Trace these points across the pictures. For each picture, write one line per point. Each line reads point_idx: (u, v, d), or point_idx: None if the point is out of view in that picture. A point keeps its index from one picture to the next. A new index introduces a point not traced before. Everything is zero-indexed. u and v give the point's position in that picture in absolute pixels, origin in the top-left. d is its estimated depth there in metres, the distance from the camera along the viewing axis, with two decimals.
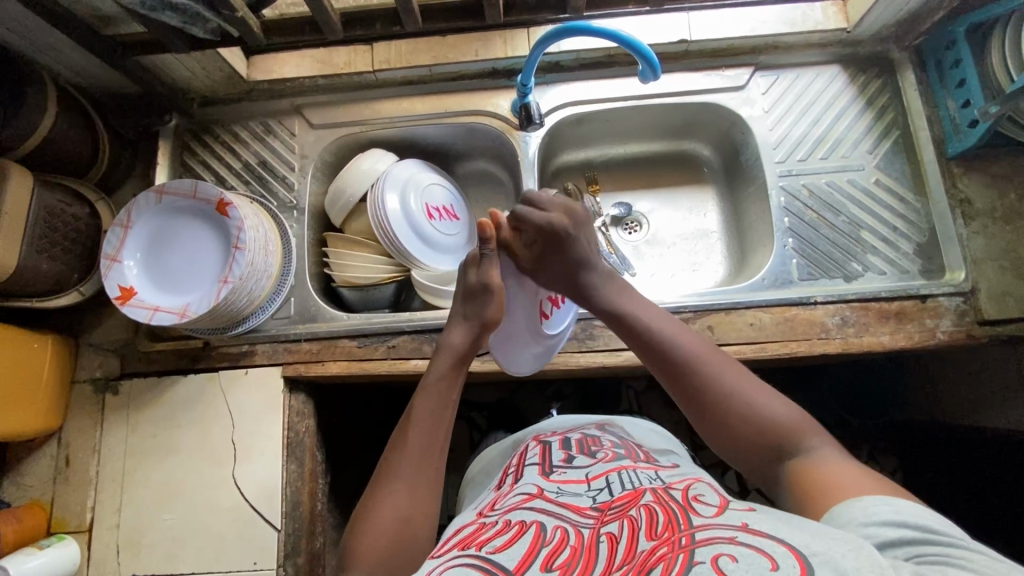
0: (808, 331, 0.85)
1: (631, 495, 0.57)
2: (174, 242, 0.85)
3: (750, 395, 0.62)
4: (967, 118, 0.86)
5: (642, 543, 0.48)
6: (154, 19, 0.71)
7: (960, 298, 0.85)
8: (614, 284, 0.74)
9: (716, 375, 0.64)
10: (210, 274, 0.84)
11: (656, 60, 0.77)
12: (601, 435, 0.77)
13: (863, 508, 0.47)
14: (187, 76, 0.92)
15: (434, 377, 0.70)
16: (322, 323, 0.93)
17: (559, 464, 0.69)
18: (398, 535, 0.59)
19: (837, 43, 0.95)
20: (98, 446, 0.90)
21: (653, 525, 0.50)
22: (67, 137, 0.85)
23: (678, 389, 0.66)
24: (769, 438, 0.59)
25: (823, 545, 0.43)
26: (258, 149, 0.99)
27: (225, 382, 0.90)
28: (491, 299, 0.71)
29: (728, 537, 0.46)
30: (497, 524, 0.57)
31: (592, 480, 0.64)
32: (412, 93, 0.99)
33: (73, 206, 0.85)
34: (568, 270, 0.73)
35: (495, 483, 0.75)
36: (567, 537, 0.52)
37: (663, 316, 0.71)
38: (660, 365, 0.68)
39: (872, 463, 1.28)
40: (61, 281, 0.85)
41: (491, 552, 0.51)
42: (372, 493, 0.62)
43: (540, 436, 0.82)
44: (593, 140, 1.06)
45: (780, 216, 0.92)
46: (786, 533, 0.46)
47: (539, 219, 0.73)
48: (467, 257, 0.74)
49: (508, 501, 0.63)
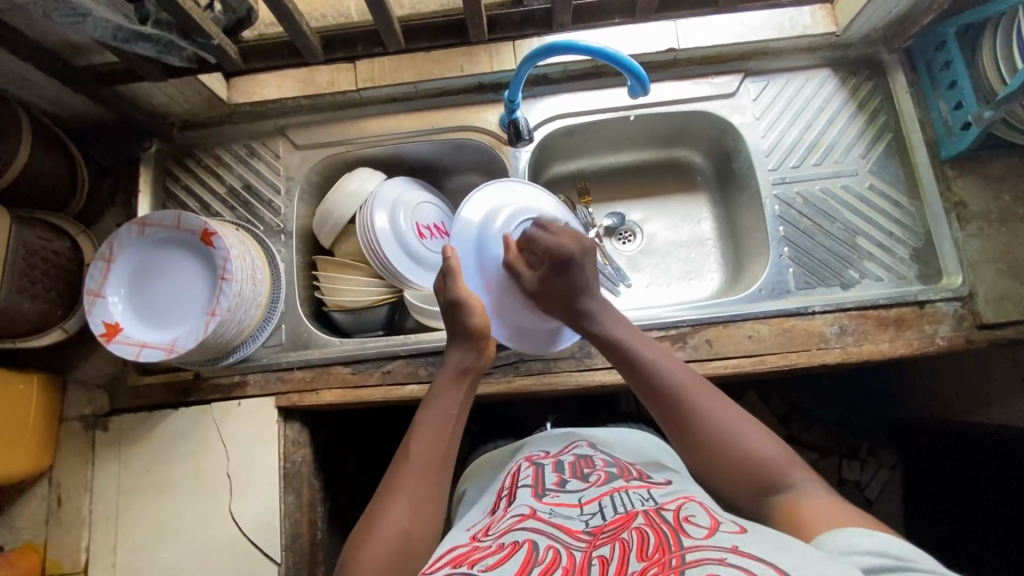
0: (808, 342, 0.85)
1: (623, 519, 0.56)
2: (159, 271, 0.83)
3: (738, 425, 0.63)
4: (960, 121, 0.85)
5: (632, 564, 0.47)
6: (127, 51, 0.68)
7: (958, 303, 0.84)
8: (610, 317, 0.77)
9: (705, 404, 0.65)
10: (198, 305, 0.82)
11: (644, 74, 0.75)
12: (594, 455, 0.75)
13: (845, 537, 0.49)
14: (165, 101, 0.90)
15: (439, 388, 0.73)
16: (315, 349, 0.91)
17: (551, 488, 0.67)
18: (400, 549, 0.58)
19: (826, 47, 0.94)
20: (90, 485, 0.88)
21: (644, 546, 0.49)
22: (44, 170, 0.83)
23: (659, 413, 0.67)
24: (756, 471, 0.60)
25: (811, 570, 0.43)
26: (242, 172, 0.97)
27: (219, 415, 0.88)
28: (468, 312, 0.76)
29: (719, 558, 0.45)
30: (490, 547, 0.55)
31: (585, 504, 0.62)
32: (398, 111, 0.97)
33: (53, 241, 0.83)
34: (569, 294, 0.79)
35: (488, 501, 0.72)
36: (559, 557, 0.52)
37: (655, 347, 0.73)
38: (645, 389, 0.69)
39: (872, 458, 1.26)
40: (44, 320, 0.82)
41: (483, 570, 0.51)
42: (378, 506, 0.62)
43: (534, 455, 0.79)
44: (584, 151, 1.04)
45: (775, 225, 0.91)
46: (776, 556, 0.45)
47: (549, 242, 0.81)
48: (435, 284, 0.79)
49: (500, 523, 0.61)
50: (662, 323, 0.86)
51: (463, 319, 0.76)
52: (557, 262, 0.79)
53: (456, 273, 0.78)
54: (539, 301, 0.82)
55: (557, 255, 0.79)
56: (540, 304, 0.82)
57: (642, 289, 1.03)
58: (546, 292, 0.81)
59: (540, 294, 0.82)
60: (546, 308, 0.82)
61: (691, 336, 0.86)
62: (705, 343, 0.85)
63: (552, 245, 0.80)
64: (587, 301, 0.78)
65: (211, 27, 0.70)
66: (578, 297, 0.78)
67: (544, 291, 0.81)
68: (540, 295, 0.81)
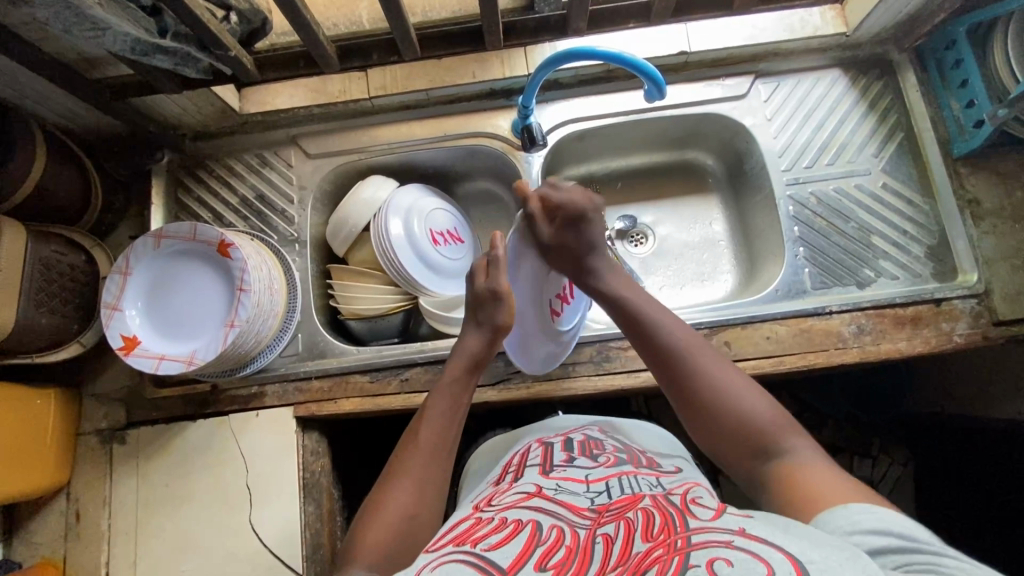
0: (825, 341, 0.85)
1: (629, 499, 0.55)
2: (176, 285, 0.83)
3: (734, 388, 0.63)
4: (972, 119, 0.85)
5: (637, 545, 0.46)
6: (143, 64, 0.68)
7: (974, 300, 0.85)
8: (618, 278, 0.75)
9: (708, 367, 0.65)
10: (216, 316, 0.82)
11: (661, 78, 0.76)
12: (604, 439, 0.74)
13: (850, 514, 0.48)
14: (177, 112, 0.89)
15: (446, 378, 0.72)
16: (332, 358, 0.91)
17: (559, 464, 0.67)
18: (406, 529, 0.59)
19: (837, 47, 0.94)
20: (109, 499, 0.87)
21: (649, 527, 0.48)
22: (57, 185, 0.83)
23: (661, 372, 0.67)
24: (748, 431, 0.60)
25: (820, 553, 0.42)
26: (255, 182, 0.97)
27: (236, 425, 0.87)
28: (504, 304, 0.74)
29: (725, 542, 0.44)
30: (493, 521, 0.55)
31: (591, 481, 0.62)
32: (410, 118, 0.97)
33: (68, 255, 0.82)
34: (578, 254, 0.75)
35: (496, 476, 0.72)
36: (563, 536, 0.50)
37: (663, 309, 0.72)
38: (650, 350, 0.69)
39: (885, 456, 1.21)
40: (61, 334, 0.82)
41: (485, 549, 0.49)
42: (385, 484, 0.63)
43: (543, 437, 0.78)
44: (595, 155, 1.05)
45: (790, 225, 0.92)
46: (785, 540, 0.44)
47: (563, 199, 0.75)
48: (474, 268, 0.78)
49: (505, 496, 0.61)
50: None
51: (494, 314, 0.74)
52: (572, 220, 0.75)
53: (500, 264, 0.76)
54: (548, 260, 0.78)
55: (572, 211, 0.74)
56: (550, 261, 0.78)
57: (656, 291, 1.03)
58: (560, 249, 0.76)
59: (549, 254, 0.77)
60: (553, 266, 0.78)
61: (709, 339, 0.86)
62: (724, 345, 0.85)
63: (566, 202, 0.75)
64: (598, 261, 0.75)
65: (228, 38, 0.70)
66: (586, 255, 0.75)
67: (553, 248, 0.76)
68: (549, 255, 0.77)
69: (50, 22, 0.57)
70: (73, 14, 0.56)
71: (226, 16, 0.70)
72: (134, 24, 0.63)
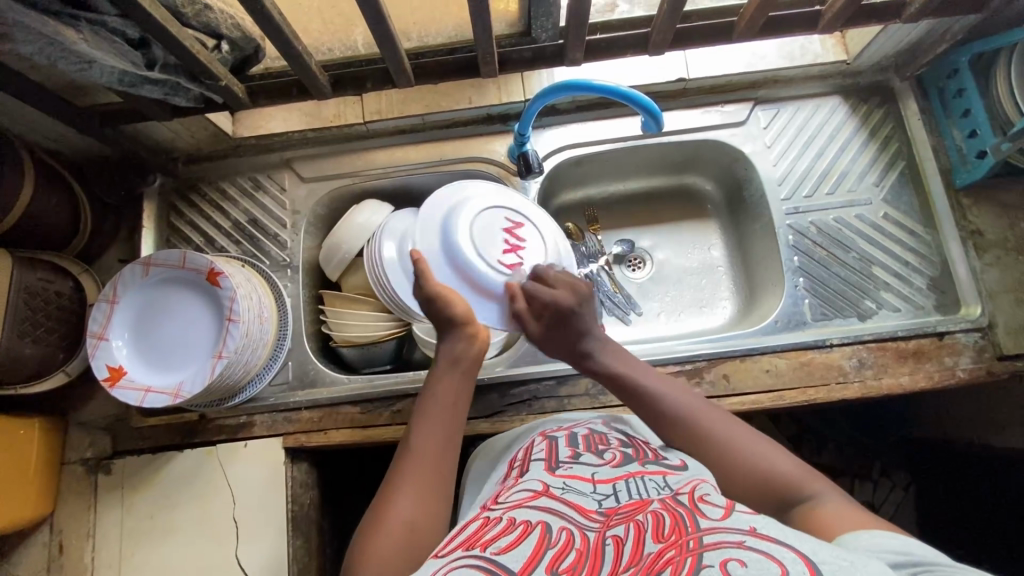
0: (826, 375, 0.83)
1: (638, 503, 0.53)
2: (172, 298, 0.82)
3: (750, 445, 0.61)
4: (974, 149, 0.84)
5: (648, 546, 0.44)
6: (132, 93, 0.67)
7: (977, 333, 0.83)
8: (615, 354, 0.75)
9: (721, 433, 0.63)
10: (212, 333, 0.80)
11: (656, 109, 0.75)
12: (608, 432, 0.71)
13: (869, 536, 0.48)
14: (169, 137, 0.88)
15: (440, 381, 0.70)
16: (322, 388, 0.89)
17: (564, 461, 0.65)
18: (410, 543, 0.56)
19: (837, 74, 0.94)
20: (92, 531, 0.85)
21: (660, 528, 0.46)
22: (46, 210, 0.82)
23: (681, 450, 0.65)
24: (775, 487, 0.57)
25: (832, 553, 0.41)
26: (247, 206, 0.96)
27: (224, 455, 0.85)
28: (451, 303, 0.73)
29: (737, 542, 0.42)
30: (501, 521, 0.53)
31: (599, 482, 0.59)
32: (406, 142, 0.96)
33: (55, 282, 0.81)
34: (570, 338, 0.75)
35: (501, 473, 0.71)
36: (573, 539, 0.49)
37: (664, 379, 0.71)
38: (661, 421, 0.67)
39: (885, 478, 1.19)
40: (46, 363, 0.80)
41: (496, 552, 0.47)
42: (385, 498, 0.60)
43: (547, 429, 0.75)
44: (593, 180, 1.03)
45: (789, 255, 0.90)
46: (798, 541, 0.42)
47: (546, 296, 0.75)
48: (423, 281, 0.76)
49: (512, 493, 0.59)
50: (675, 358, 0.84)
51: (444, 312, 0.72)
52: (558, 317, 0.75)
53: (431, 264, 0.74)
54: (541, 346, 0.77)
55: (555, 309, 0.74)
56: (544, 347, 0.77)
57: (654, 318, 1.01)
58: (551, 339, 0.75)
59: (543, 340, 0.77)
60: (548, 351, 0.78)
61: (708, 371, 0.84)
62: (722, 379, 0.83)
63: (551, 300, 0.74)
64: (592, 344, 0.75)
65: (218, 67, 0.68)
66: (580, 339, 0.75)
67: (547, 334, 0.76)
68: (542, 341, 0.77)
69: (35, 56, 0.56)
70: (59, 49, 0.56)
71: (218, 45, 0.68)
72: (119, 59, 0.60)
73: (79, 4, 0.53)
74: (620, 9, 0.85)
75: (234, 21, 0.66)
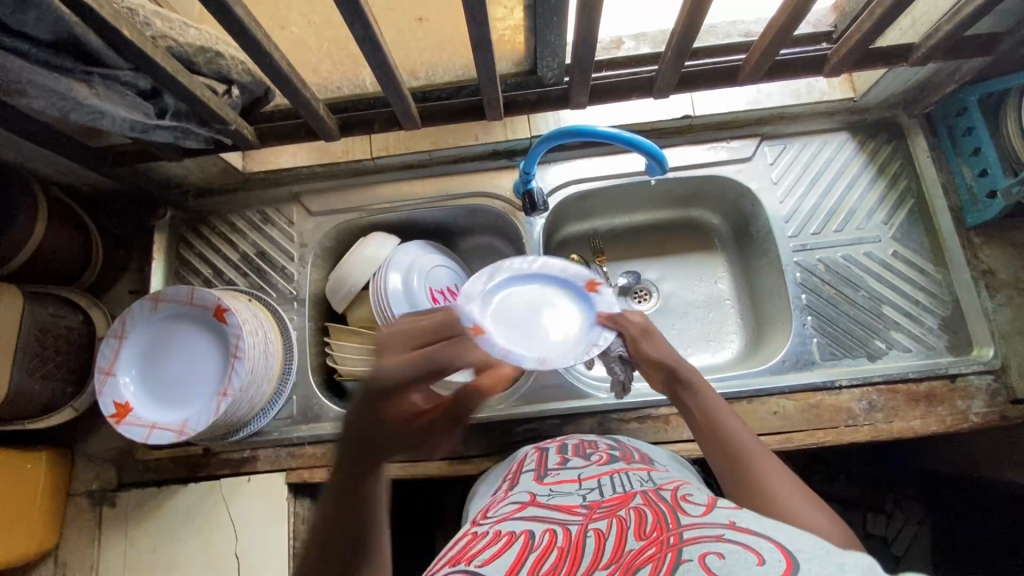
0: (835, 418, 0.82)
1: (621, 497, 0.52)
2: (171, 347, 0.82)
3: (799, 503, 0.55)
4: (984, 189, 0.84)
5: (630, 543, 0.43)
6: (145, 139, 0.69)
7: (990, 376, 0.82)
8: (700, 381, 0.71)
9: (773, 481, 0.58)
10: (208, 385, 0.80)
11: (661, 154, 0.75)
12: (598, 440, 0.72)
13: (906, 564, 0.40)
14: (181, 172, 0.90)
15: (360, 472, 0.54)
16: (327, 423, 0.89)
17: (552, 468, 0.64)
18: None
19: (844, 111, 0.94)
20: (96, 564, 0.85)
21: (641, 525, 0.45)
22: (59, 246, 0.83)
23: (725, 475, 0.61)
24: None
25: (809, 543, 0.38)
26: (256, 239, 0.97)
27: (227, 490, 0.85)
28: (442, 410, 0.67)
29: (716, 536, 0.40)
30: (487, 534, 0.50)
31: (584, 480, 0.59)
32: (413, 177, 0.97)
33: (66, 317, 0.83)
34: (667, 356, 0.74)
35: (495, 486, 0.70)
36: (555, 539, 0.46)
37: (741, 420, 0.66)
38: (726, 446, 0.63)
39: (899, 511, 1.11)
40: (55, 399, 0.82)
41: (479, 565, 0.44)
42: None
43: (539, 442, 0.75)
44: (598, 213, 1.03)
45: (797, 293, 0.89)
46: (777, 532, 0.41)
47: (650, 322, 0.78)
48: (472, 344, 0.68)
49: (500, 508, 0.57)
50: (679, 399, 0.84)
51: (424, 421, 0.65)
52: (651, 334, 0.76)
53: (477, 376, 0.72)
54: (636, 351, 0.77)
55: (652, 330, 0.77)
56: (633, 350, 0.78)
57: None
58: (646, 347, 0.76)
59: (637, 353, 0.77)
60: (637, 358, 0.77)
61: None
62: None
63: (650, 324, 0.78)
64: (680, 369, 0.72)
65: (227, 113, 0.69)
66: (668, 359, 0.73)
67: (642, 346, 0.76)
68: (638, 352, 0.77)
69: (49, 109, 0.58)
70: (72, 103, 0.57)
71: (228, 90, 0.68)
72: (130, 111, 0.61)
73: (93, 60, 0.55)
74: (627, 45, 0.87)
75: (244, 67, 0.67)
